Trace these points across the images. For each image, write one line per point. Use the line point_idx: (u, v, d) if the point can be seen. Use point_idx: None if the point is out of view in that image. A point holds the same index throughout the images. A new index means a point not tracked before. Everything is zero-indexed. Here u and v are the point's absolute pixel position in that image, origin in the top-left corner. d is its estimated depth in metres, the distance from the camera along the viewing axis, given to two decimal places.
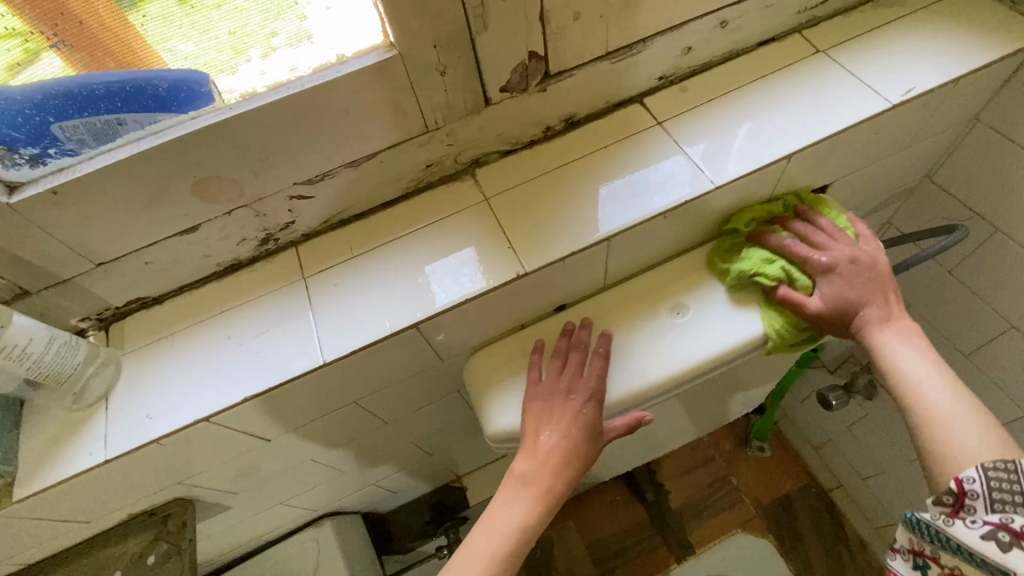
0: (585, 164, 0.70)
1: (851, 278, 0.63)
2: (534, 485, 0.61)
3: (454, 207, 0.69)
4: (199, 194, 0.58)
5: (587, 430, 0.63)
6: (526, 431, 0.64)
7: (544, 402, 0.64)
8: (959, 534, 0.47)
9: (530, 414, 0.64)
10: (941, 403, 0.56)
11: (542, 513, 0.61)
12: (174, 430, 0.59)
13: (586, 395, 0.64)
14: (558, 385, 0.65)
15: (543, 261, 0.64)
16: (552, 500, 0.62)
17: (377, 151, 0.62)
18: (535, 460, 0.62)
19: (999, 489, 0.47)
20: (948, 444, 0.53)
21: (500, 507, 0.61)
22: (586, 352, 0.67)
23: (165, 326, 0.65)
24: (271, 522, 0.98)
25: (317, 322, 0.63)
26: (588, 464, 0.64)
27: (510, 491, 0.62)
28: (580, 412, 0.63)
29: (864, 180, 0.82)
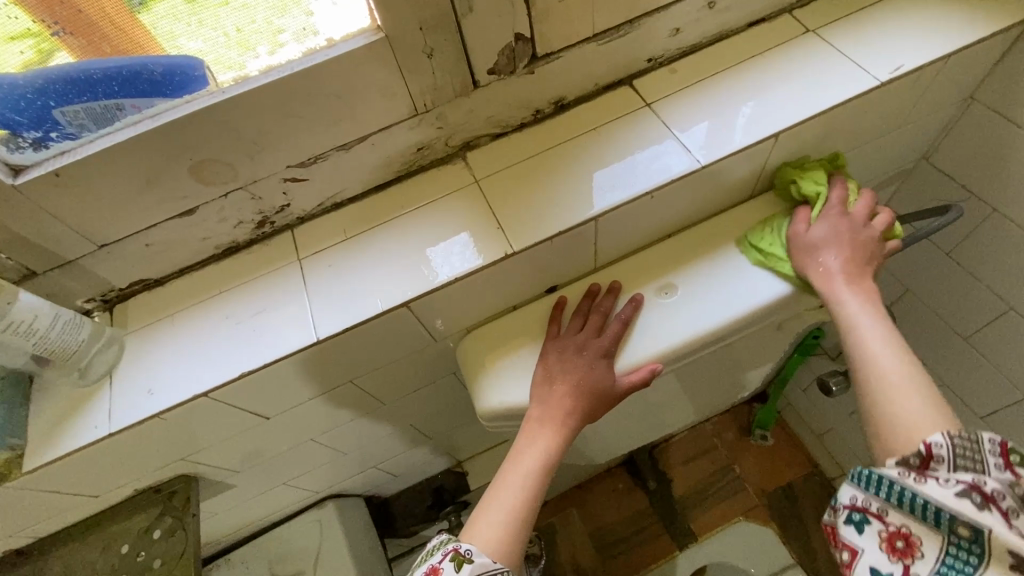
0: (573, 146, 0.71)
1: (849, 235, 0.65)
2: (547, 436, 0.61)
3: (445, 190, 0.70)
4: (196, 177, 0.60)
5: (601, 383, 0.63)
6: (540, 385, 0.64)
7: (559, 358, 0.65)
8: (932, 493, 0.46)
9: (544, 368, 0.65)
10: (886, 365, 0.54)
11: (554, 467, 0.61)
12: (174, 405, 0.61)
13: (599, 350, 0.65)
14: (574, 341, 0.66)
15: (531, 241, 0.65)
16: (563, 454, 0.61)
17: (368, 134, 0.64)
18: (548, 413, 0.62)
19: (963, 455, 0.47)
20: (892, 415, 0.51)
21: (512, 460, 0.61)
22: (604, 312, 0.68)
23: (165, 306, 0.67)
24: (275, 503, 1.01)
25: (311, 302, 0.65)
26: (600, 415, 0.64)
27: (522, 444, 0.61)
28: (594, 366, 0.64)
29: (858, 161, 0.82)
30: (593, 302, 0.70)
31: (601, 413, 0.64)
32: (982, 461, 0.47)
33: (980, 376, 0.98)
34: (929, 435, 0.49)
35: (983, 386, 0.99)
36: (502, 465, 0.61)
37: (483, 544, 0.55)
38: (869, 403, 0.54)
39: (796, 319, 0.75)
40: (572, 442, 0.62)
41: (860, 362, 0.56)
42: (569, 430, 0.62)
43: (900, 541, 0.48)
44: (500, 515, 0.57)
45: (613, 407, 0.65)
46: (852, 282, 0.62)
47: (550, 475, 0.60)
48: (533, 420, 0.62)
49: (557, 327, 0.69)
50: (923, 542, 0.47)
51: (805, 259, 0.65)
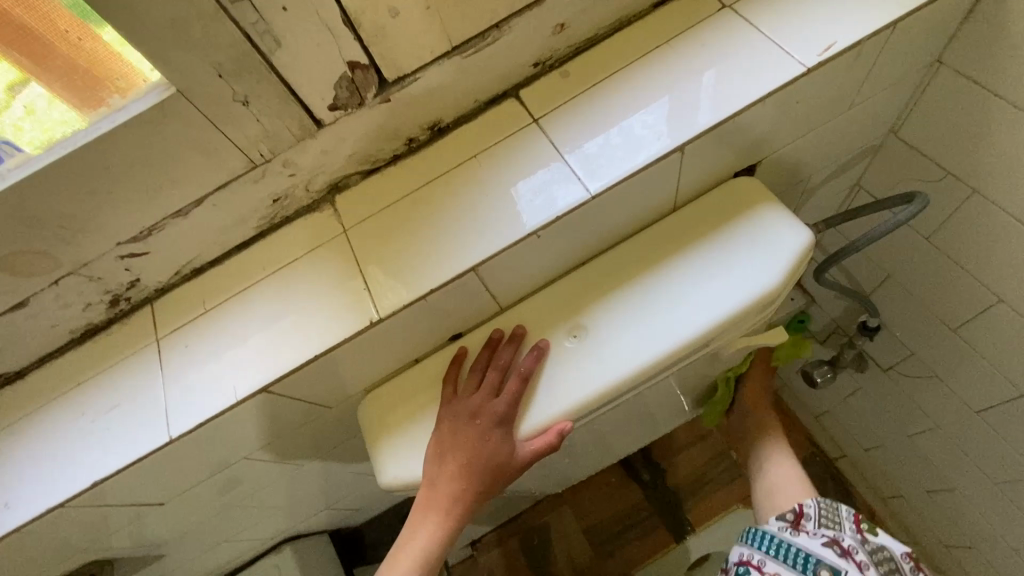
0: (452, 179, 0.60)
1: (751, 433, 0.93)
2: (435, 520, 0.57)
3: (310, 244, 0.61)
4: (10, 270, 0.53)
5: (494, 458, 0.57)
6: (429, 461, 0.58)
7: (450, 428, 0.58)
8: (803, 541, 0.68)
9: (436, 438, 0.59)
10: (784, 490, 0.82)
11: (445, 548, 0.58)
12: (32, 518, 0.56)
13: (494, 417, 0.58)
14: (467, 407, 0.58)
15: (403, 301, 0.56)
16: (455, 533, 0.58)
17: (203, 196, 0.55)
18: (436, 494, 0.57)
19: (825, 517, 0.70)
20: (779, 500, 0.82)
21: (403, 543, 0.59)
22: (504, 367, 0.60)
23: (24, 403, 0.61)
24: (225, 555, 0.97)
25: (166, 391, 0.57)
26: (502, 484, 0.59)
27: (411, 527, 0.58)
28: (487, 438, 0.57)
29: (807, 147, 0.70)
30: (496, 350, 0.62)
31: (499, 485, 0.58)
32: (840, 523, 0.69)
33: (971, 368, 0.88)
34: (806, 501, 0.73)
35: (976, 380, 0.89)
36: (395, 546, 0.60)
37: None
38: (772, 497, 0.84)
39: (731, 347, 0.65)
40: (466, 520, 0.58)
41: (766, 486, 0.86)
42: (460, 511, 0.57)
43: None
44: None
45: (514, 477, 0.59)
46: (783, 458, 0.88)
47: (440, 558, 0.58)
48: (421, 503, 0.58)
49: (454, 385, 0.61)
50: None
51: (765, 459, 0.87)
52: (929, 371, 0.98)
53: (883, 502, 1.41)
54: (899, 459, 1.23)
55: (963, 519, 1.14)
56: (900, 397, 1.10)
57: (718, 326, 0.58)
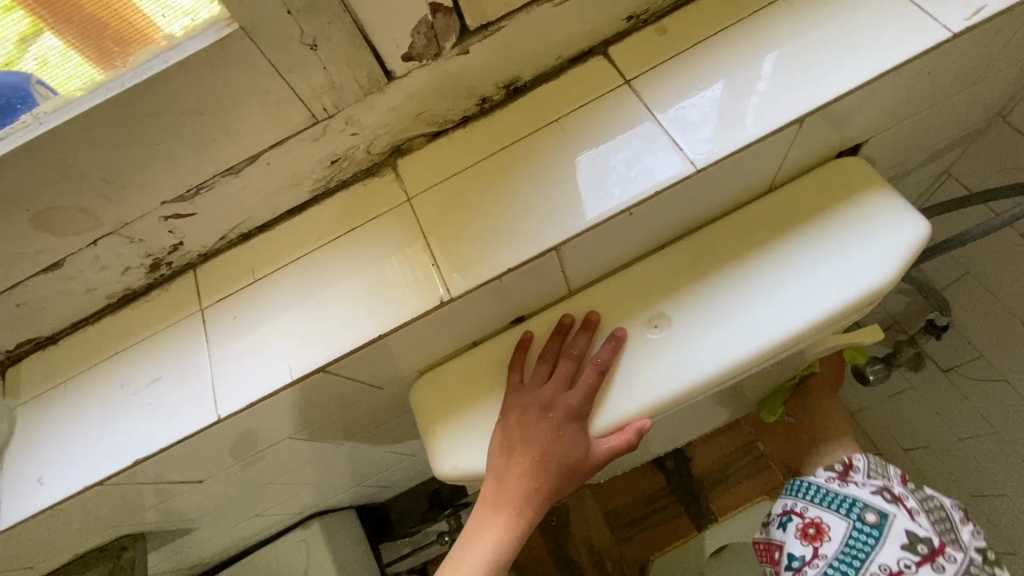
0: (531, 146, 0.54)
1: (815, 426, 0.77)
2: (501, 522, 0.53)
3: (370, 212, 0.55)
4: (45, 228, 0.48)
5: (568, 456, 0.53)
6: (496, 455, 0.55)
7: (519, 421, 0.54)
8: (851, 491, 0.65)
9: (503, 430, 0.55)
10: None
11: (510, 554, 0.54)
12: (68, 496, 0.52)
13: (568, 410, 0.54)
14: (538, 399, 0.55)
15: (475, 281, 0.51)
16: (523, 534, 0.54)
17: (258, 153, 0.50)
18: (504, 493, 0.53)
19: (875, 467, 0.67)
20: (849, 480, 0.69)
21: (464, 546, 0.54)
22: (578, 358, 0.55)
23: (57, 371, 0.57)
24: (254, 528, 0.95)
25: (213, 366, 0.53)
26: (574, 484, 0.55)
27: (475, 528, 0.54)
28: (561, 433, 0.53)
29: (912, 130, 0.64)
30: (567, 340, 0.57)
31: (570, 485, 0.55)
32: (891, 478, 0.66)
33: None
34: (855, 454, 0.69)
35: None
36: (453, 549, 0.56)
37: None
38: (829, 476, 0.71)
39: (820, 345, 0.60)
40: (534, 522, 0.54)
41: None
42: (529, 512, 0.53)
43: (811, 528, 0.65)
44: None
45: (587, 476, 0.55)
46: None
47: (504, 566, 0.54)
48: (486, 502, 0.54)
49: (521, 375, 0.57)
50: (830, 528, 0.64)
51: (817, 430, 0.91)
52: (997, 375, 0.93)
53: None
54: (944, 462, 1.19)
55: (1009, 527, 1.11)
56: (956, 400, 1.05)
57: (820, 323, 0.53)
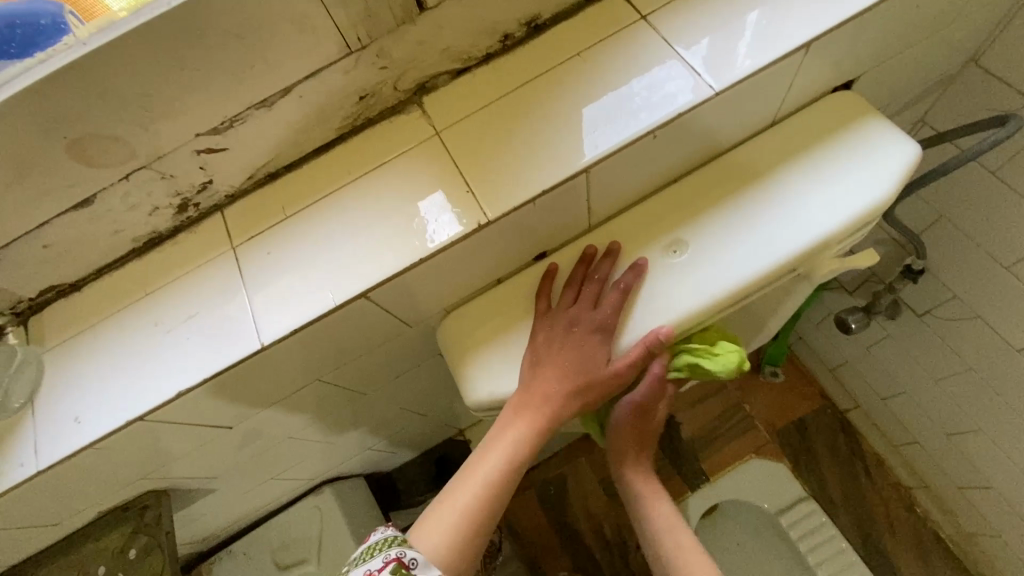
0: (554, 79, 0.57)
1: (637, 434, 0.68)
2: (522, 425, 0.57)
3: (400, 146, 0.57)
4: (80, 159, 0.48)
5: (589, 366, 0.57)
6: (523, 367, 0.58)
7: (545, 336, 0.58)
8: None
9: (532, 345, 0.58)
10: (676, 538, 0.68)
11: (529, 456, 0.57)
12: (109, 433, 0.52)
13: (593, 326, 0.57)
14: (565, 316, 0.58)
15: (511, 204, 0.53)
16: (544, 440, 0.57)
17: (293, 84, 0.51)
18: (529, 399, 0.57)
19: None
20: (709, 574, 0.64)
21: (484, 449, 0.58)
22: (603, 279, 0.59)
23: (84, 316, 0.57)
24: (269, 494, 0.96)
25: (252, 297, 0.54)
26: (596, 397, 0.58)
27: (496, 432, 0.57)
28: (587, 345, 0.58)
29: (893, 70, 0.69)
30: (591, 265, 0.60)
31: (595, 397, 0.58)
32: None
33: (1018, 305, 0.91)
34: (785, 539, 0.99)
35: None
36: (475, 453, 0.59)
37: (432, 549, 0.53)
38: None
39: (823, 269, 0.64)
40: (554, 427, 0.57)
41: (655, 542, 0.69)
42: (552, 415, 0.57)
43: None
44: (455, 510, 0.55)
45: (612, 390, 0.59)
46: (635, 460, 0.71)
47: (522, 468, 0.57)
48: (510, 409, 0.57)
49: (547, 301, 0.60)
50: None
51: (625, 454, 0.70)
52: (970, 312, 1.00)
53: (894, 449, 1.48)
54: (921, 405, 1.27)
55: (980, 459, 1.20)
56: (932, 342, 1.12)
57: (828, 238, 0.57)
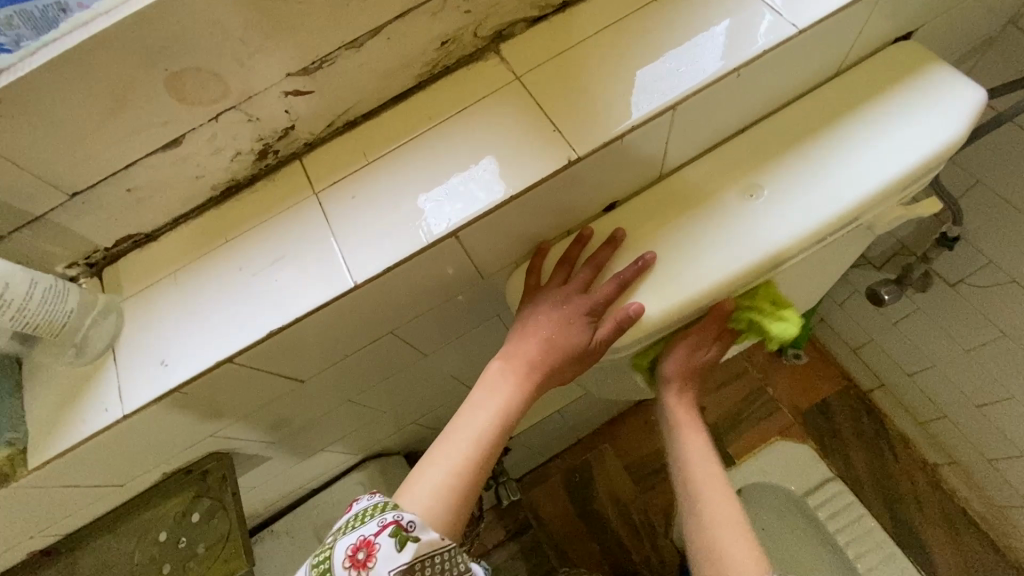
0: (631, 26, 0.58)
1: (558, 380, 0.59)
2: (504, 393, 0.56)
3: (481, 92, 0.57)
4: (177, 94, 0.47)
5: (568, 341, 0.57)
6: (511, 339, 0.59)
7: (532, 311, 0.59)
8: None
9: (521, 318, 0.59)
10: (715, 512, 0.60)
11: (510, 426, 0.56)
12: (196, 375, 0.51)
13: (578, 302, 0.57)
14: (553, 293, 0.59)
15: (599, 142, 0.53)
16: (518, 410, 0.56)
17: (383, 23, 0.51)
18: (510, 367, 0.57)
19: None
20: (713, 517, 0.60)
21: (458, 419, 0.56)
22: (599, 265, 0.59)
23: (163, 265, 0.56)
24: (314, 469, 0.94)
25: (339, 240, 0.54)
26: (562, 372, 0.58)
27: (481, 397, 0.56)
28: (567, 323, 0.57)
29: (944, 27, 0.71)
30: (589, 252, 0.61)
31: (562, 372, 0.58)
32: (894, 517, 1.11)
33: None
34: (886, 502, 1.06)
35: None
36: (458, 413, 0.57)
37: (423, 510, 0.50)
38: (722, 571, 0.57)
39: (888, 216, 0.65)
40: (524, 402, 0.56)
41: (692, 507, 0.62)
42: (526, 386, 0.57)
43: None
44: (447, 474, 0.52)
45: (584, 366, 0.59)
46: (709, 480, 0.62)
47: (503, 436, 0.55)
48: (491, 373, 0.58)
49: (538, 278, 0.61)
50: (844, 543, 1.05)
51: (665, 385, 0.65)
52: (1007, 277, 1.02)
53: (919, 427, 1.49)
54: (950, 377, 1.28)
55: (1013, 428, 1.21)
56: (965, 311, 1.14)
57: (904, 177, 0.58)
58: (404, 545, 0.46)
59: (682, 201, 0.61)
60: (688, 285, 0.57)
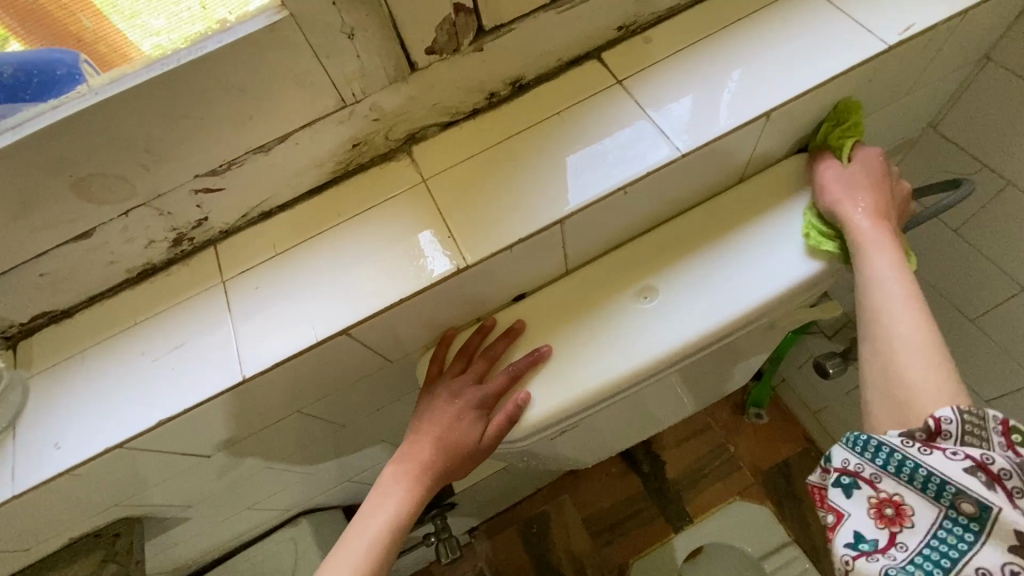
0: (536, 134, 0.61)
1: (875, 216, 0.57)
2: (398, 492, 0.57)
3: (389, 192, 0.60)
4: (85, 195, 0.51)
5: (461, 436, 0.58)
6: (408, 437, 0.60)
7: (429, 405, 0.60)
8: None
9: (419, 413, 0.61)
10: (910, 361, 0.47)
11: (405, 529, 0.56)
12: (87, 459, 0.53)
13: (472, 399, 0.59)
14: (450, 387, 0.61)
15: (489, 248, 0.56)
16: (417, 507, 0.57)
17: (288, 133, 0.54)
18: (404, 466, 0.58)
19: None
20: (917, 403, 0.45)
21: (357, 524, 0.56)
22: (494, 357, 0.61)
23: (75, 342, 0.59)
24: (243, 524, 0.95)
25: (238, 329, 0.56)
26: (460, 463, 0.59)
27: (375, 500, 0.57)
28: (461, 419, 0.59)
29: (858, 133, 0.74)
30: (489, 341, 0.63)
31: (460, 466, 0.59)
32: None
33: (985, 358, 0.94)
34: None
35: (991, 368, 0.93)
36: (357, 516, 0.57)
37: None
38: (895, 404, 0.47)
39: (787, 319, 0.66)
40: (420, 498, 0.57)
41: (884, 346, 0.49)
42: (420, 485, 0.58)
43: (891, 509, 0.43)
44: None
45: (482, 457, 0.60)
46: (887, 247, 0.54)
47: (402, 535, 0.56)
48: (389, 471, 0.59)
49: (440, 366, 0.63)
50: None
51: (840, 202, 0.58)
52: None
53: None
54: None
55: None
56: None
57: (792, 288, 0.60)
58: None
59: (580, 300, 0.64)
60: (576, 384, 0.59)
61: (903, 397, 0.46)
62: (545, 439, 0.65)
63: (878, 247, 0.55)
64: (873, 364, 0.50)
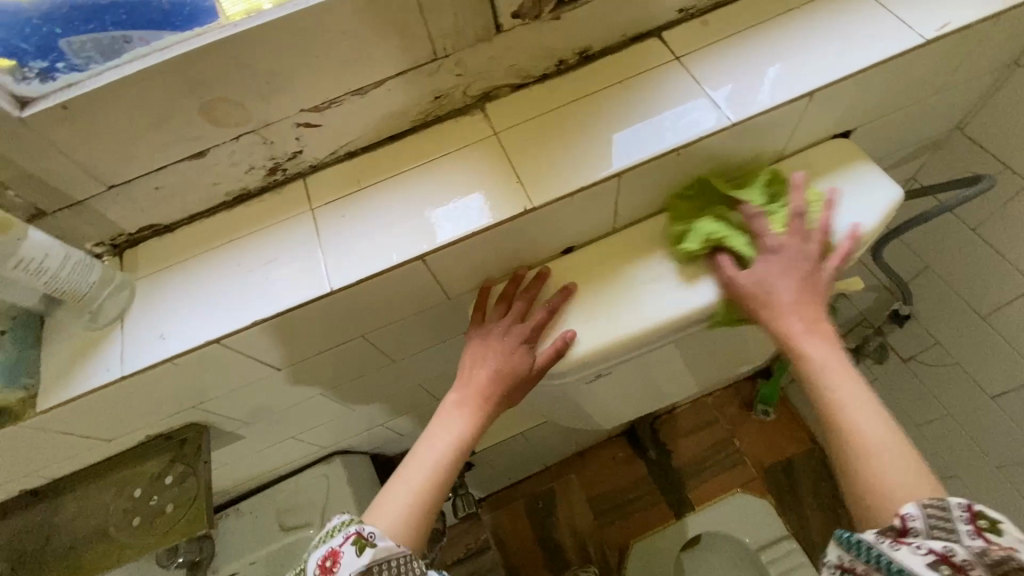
0: (599, 100, 0.67)
1: (793, 269, 0.60)
2: (458, 418, 0.62)
3: (463, 141, 0.67)
4: (208, 117, 0.58)
5: (514, 365, 0.64)
6: (462, 373, 0.66)
7: (480, 344, 0.67)
8: None
9: (469, 351, 0.67)
10: (866, 429, 0.50)
11: (467, 448, 0.61)
12: (187, 349, 0.60)
13: (520, 335, 0.65)
14: (499, 327, 0.67)
15: (552, 195, 0.62)
16: (476, 431, 0.62)
17: (384, 79, 0.61)
18: (462, 394, 0.64)
19: None
20: (877, 476, 0.48)
21: (419, 447, 0.61)
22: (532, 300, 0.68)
23: (176, 252, 0.66)
24: (283, 454, 1.02)
25: (324, 250, 0.63)
26: (511, 392, 0.65)
27: (437, 425, 0.62)
28: (511, 351, 0.65)
29: (889, 127, 0.80)
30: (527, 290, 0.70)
31: (511, 394, 0.65)
32: None
33: (995, 354, 0.99)
34: None
35: (1000, 363, 0.98)
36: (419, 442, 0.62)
37: (388, 527, 0.54)
38: (860, 471, 0.49)
39: None
40: (479, 423, 0.63)
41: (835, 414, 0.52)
42: (478, 410, 0.63)
43: None
44: (407, 496, 0.57)
45: (531, 385, 0.66)
46: (811, 326, 0.58)
47: (463, 455, 0.61)
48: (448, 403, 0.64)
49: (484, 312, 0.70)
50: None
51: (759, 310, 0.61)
52: (950, 358, 1.08)
53: None
54: None
55: None
56: (917, 386, 1.19)
57: None
58: (363, 551, 0.51)
59: (625, 255, 0.70)
60: (617, 326, 0.66)
61: (845, 452, 0.50)
62: (581, 381, 0.71)
63: (808, 331, 0.58)
64: (835, 432, 0.52)
